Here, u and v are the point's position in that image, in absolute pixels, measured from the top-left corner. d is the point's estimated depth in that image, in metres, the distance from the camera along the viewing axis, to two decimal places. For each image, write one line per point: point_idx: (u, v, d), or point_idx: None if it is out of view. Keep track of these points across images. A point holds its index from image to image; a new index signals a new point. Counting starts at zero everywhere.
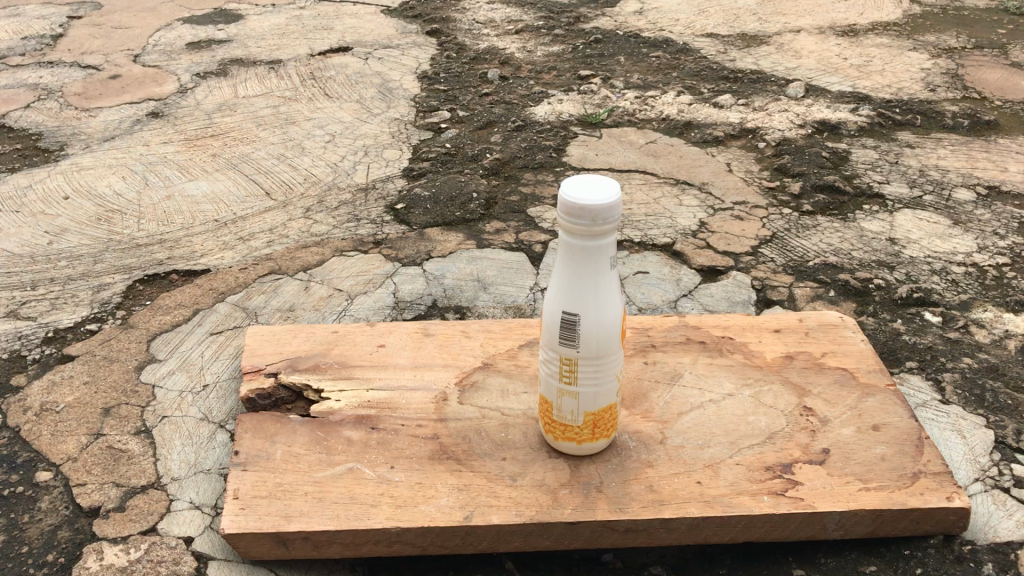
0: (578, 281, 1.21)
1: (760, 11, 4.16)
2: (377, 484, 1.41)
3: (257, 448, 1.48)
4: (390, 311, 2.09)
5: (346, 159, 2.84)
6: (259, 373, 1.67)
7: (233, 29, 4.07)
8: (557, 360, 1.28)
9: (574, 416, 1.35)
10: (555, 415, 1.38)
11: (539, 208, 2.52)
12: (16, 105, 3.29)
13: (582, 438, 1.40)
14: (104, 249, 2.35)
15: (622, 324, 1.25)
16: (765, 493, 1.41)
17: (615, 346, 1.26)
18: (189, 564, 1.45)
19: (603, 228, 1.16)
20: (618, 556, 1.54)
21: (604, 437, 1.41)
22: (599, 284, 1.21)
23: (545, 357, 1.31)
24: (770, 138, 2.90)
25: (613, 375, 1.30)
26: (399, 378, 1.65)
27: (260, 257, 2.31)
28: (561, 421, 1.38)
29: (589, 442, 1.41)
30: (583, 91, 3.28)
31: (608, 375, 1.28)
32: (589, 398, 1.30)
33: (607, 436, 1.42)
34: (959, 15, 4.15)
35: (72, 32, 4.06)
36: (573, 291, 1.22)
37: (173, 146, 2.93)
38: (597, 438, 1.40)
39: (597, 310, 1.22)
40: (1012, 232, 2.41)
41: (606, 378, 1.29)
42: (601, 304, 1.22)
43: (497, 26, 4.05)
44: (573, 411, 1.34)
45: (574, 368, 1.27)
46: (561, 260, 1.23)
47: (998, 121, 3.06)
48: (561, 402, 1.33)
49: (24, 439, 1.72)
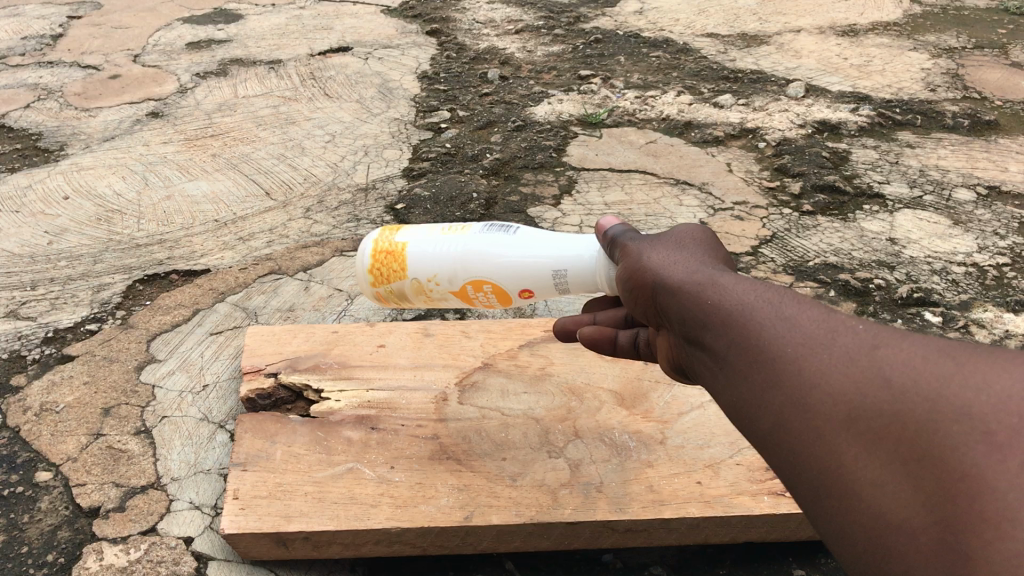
0: (541, 240, 1.42)
1: (760, 11, 4.15)
2: (377, 484, 1.41)
3: (257, 448, 1.47)
4: (391, 312, 2.09)
5: (346, 159, 2.84)
6: (259, 373, 1.65)
7: (234, 29, 4.06)
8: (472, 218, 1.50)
9: (404, 241, 1.48)
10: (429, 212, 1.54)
11: (539, 209, 2.52)
12: (16, 105, 3.28)
13: (370, 272, 1.50)
14: (103, 249, 2.34)
15: (479, 285, 1.46)
16: (765, 493, 1.42)
17: (464, 276, 1.46)
18: (189, 564, 1.46)
19: (595, 268, 1.36)
20: (618, 556, 1.54)
21: (375, 297, 1.54)
22: (530, 263, 1.41)
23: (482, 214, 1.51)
24: (770, 138, 2.90)
25: (440, 286, 1.48)
26: (399, 378, 1.64)
27: (260, 257, 2.30)
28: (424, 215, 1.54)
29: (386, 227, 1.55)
30: (583, 91, 3.28)
31: (444, 274, 1.46)
32: (425, 256, 1.46)
33: (377, 301, 1.56)
34: (959, 15, 4.15)
35: (71, 32, 4.05)
36: (527, 236, 1.43)
37: (173, 146, 2.93)
38: (371, 287, 1.52)
39: (506, 255, 1.42)
40: (1012, 231, 2.42)
41: (440, 270, 1.46)
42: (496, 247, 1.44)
43: (496, 26, 4.03)
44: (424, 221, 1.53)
45: (454, 236, 1.47)
46: (561, 233, 1.43)
47: (999, 121, 3.07)
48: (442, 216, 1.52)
49: (24, 439, 1.72)
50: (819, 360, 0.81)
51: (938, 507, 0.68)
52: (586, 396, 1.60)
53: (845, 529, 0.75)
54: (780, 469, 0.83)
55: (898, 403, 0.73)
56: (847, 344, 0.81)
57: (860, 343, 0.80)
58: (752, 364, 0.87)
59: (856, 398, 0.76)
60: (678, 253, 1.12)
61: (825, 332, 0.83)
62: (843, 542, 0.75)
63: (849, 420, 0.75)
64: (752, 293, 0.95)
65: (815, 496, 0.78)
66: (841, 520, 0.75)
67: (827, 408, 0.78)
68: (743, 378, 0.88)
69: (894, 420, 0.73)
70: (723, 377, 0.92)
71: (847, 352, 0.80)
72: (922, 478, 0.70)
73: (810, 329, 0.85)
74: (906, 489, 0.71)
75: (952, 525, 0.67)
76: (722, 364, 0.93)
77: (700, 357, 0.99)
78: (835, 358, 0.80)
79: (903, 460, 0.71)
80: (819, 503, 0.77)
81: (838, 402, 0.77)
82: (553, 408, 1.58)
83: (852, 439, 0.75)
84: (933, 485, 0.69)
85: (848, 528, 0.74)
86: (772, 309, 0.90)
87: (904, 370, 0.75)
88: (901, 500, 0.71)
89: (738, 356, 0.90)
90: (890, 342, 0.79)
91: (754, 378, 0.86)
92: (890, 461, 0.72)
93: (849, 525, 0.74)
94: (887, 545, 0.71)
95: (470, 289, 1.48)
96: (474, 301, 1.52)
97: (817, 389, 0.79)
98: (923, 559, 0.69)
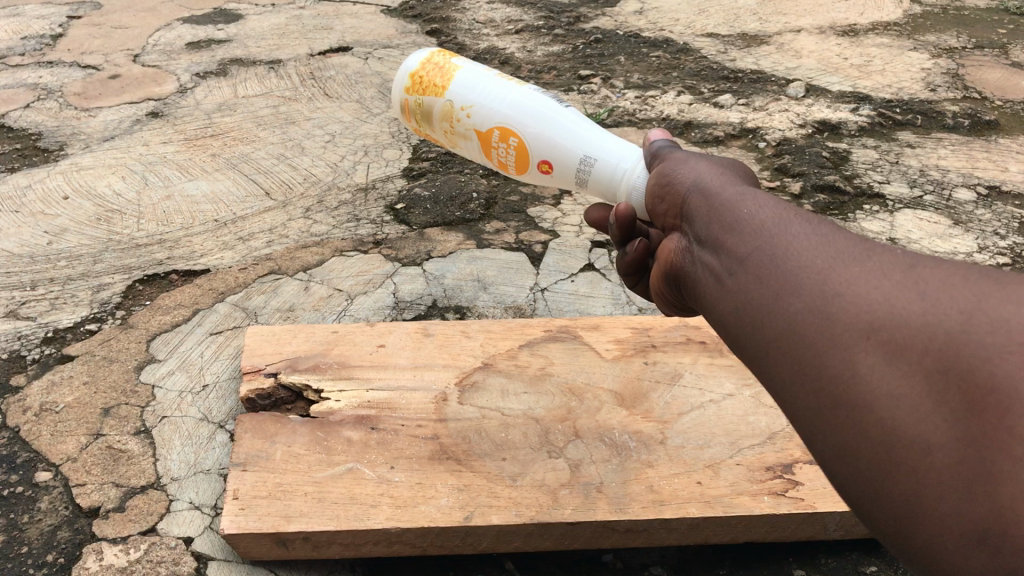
0: (591, 127, 1.38)
1: (760, 11, 4.14)
2: (377, 484, 1.41)
3: (256, 448, 1.47)
4: (391, 312, 2.10)
5: (346, 159, 2.83)
6: (259, 373, 1.65)
7: (233, 29, 4.06)
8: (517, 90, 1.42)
9: (460, 64, 1.47)
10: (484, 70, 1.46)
11: (539, 209, 2.52)
12: (15, 105, 3.28)
13: (413, 76, 1.50)
14: (103, 249, 2.34)
15: (505, 135, 1.42)
16: (765, 493, 1.42)
17: (495, 119, 1.41)
18: (189, 564, 1.46)
19: (622, 176, 1.31)
20: (618, 556, 1.54)
21: (404, 105, 1.54)
22: (568, 137, 1.36)
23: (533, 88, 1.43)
24: (770, 138, 2.89)
25: (468, 117, 1.44)
26: (399, 378, 1.64)
27: (260, 257, 2.30)
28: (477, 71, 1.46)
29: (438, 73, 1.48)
30: (583, 91, 3.27)
31: (479, 107, 1.43)
32: (472, 83, 1.44)
33: (402, 113, 1.55)
34: (959, 15, 4.14)
35: (71, 32, 4.05)
36: (581, 118, 1.39)
37: (173, 146, 2.92)
38: (406, 93, 1.52)
39: (549, 121, 1.38)
40: (1012, 232, 2.43)
41: (479, 101, 1.43)
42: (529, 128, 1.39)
43: (496, 25, 4.03)
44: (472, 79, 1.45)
45: (511, 84, 1.43)
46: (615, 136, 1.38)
47: (999, 121, 3.07)
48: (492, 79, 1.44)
49: (24, 439, 1.72)
50: (844, 270, 0.73)
51: (963, 423, 0.62)
52: (586, 396, 1.60)
53: (850, 447, 0.68)
54: (782, 381, 0.75)
55: (930, 314, 0.66)
56: (880, 259, 0.72)
57: (895, 259, 0.72)
58: (767, 276, 0.79)
59: (882, 307, 0.68)
60: (705, 182, 1.05)
61: (859, 248, 0.75)
62: (847, 461, 0.69)
63: (871, 329, 0.68)
64: (777, 210, 0.86)
65: (819, 413, 0.70)
66: (848, 437, 0.68)
67: (847, 317, 0.69)
68: (754, 287, 0.80)
69: (922, 330, 0.65)
70: (730, 292, 0.85)
71: (879, 264, 0.72)
72: (947, 394, 0.63)
73: (841, 243, 0.77)
74: (927, 404, 0.64)
75: (978, 442, 0.61)
76: (731, 276, 0.85)
77: (709, 271, 0.91)
78: (863, 270, 0.72)
79: (928, 373, 0.64)
80: (822, 418, 0.70)
81: (861, 311, 0.69)
82: (553, 407, 1.57)
83: (872, 349, 0.67)
84: (960, 401, 0.62)
85: (854, 445, 0.68)
86: (797, 225, 0.82)
87: (941, 284, 0.67)
88: (921, 416, 0.64)
89: (753, 267, 0.82)
90: (925, 259, 0.71)
91: (768, 290, 0.78)
92: (913, 373, 0.65)
93: (856, 442, 0.67)
94: (896, 465, 0.65)
95: (494, 135, 1.43)
96: (492, 154, 1.47)
97: (841, 296, 0.71)
98: (937, 479, 0.63)
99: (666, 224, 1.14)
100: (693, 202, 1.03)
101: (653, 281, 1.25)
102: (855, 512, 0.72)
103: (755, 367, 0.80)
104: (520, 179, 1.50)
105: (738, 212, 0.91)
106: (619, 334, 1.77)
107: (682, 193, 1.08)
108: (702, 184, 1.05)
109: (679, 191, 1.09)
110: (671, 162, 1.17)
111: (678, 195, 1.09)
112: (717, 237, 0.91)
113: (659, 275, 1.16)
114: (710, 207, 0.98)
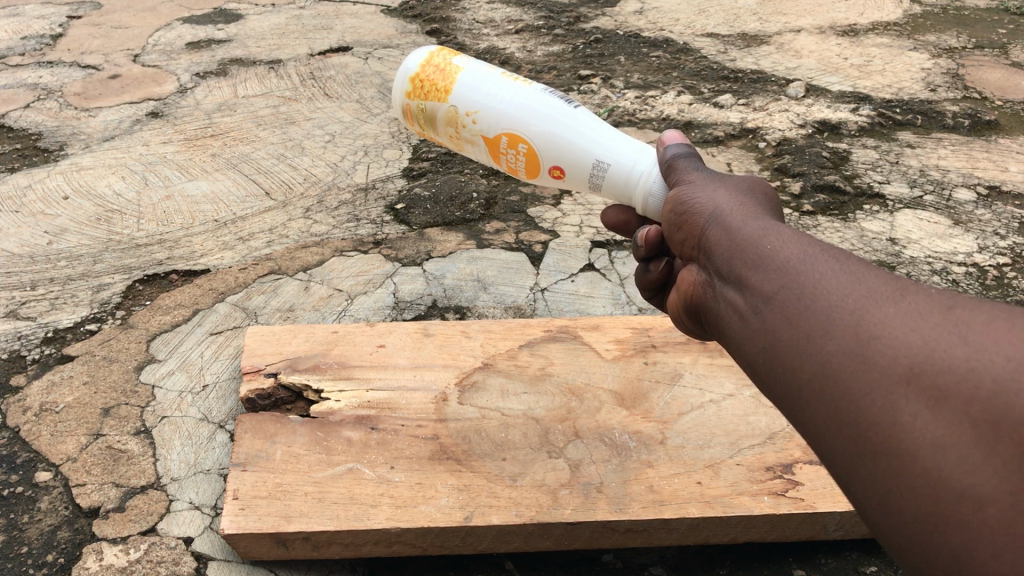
0: (601, 128, 1.37)
1: (759, 10, 4.13)
2: (377, 484, 1.41)
3: (256, 448, 1.47)
4: (390, 312, 2.10)
5: (346, 159, 2.83)
6: (259, 373, 1.65)
7: (233, 29, 4.05)
8: (524, 90, 1.41)
9: (461, 65, 1.46)
10: (488, 69, 1.44)
11: (539, 209, 2.53)
12: (15, 105, 3.28)
13: (413, 79, 1.49)
14: (103, 249, 2.34)
15: (514, 142, 1.41)
16: (765, 493, 1.42)
17: (502, 126, 1.41)
18: (189, 564, 1.46)
19: (637, 181, 1.31)
20: (619, 556, 1.54)
21: (404, 109, 1.52)
22: (580, 142, 1.36)
23: (539, 87, 1.42)
24: (770, 138, 2.89)
25: (475, 123, 1.44)
26: (399, 378, 1.64)
27: (260, 257, 2.30)
28: (479, 69, 1.44)
29: (438, 75, 1.46)
30: (583, 92, 3.27)
31: (485, 112, 1.42)
32: (475, 86, 1.43)
33: (404, 116, 1.54)
34: (959, 15, 4.14)
35: (72, 32, 4.05)
36: (590, 119, 1.38)
37: (173, 146, 2.92)
38: (406, 97, 1.51)
39: (559, 125, 1.37)
40: (1013, 231, 2.43)
41: (485, 107, 1.42)
42: (538, 131, 1.38)
43: (496, 26, 4.02)
44: (473, 78, 1.43)
45: (516, 86, 1.42)
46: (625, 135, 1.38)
47: (999, 121, 3.06)
48: (497, 78, 1.43)
49: (24, 439, 1.72)
50: (878, 312, 0.73)
51: (1017, 476, 0.61)
52: (586, 396, 1.60)
53: (893, 494, 0.68)
54: (817, 423, 0.75)
55: (974, 361, 0.65)
56: (915, 300, 0.72)
57: (933, 301, 0.72)
58: (797, 319, 0.79)
59: (920, 352, 0.68)
60: (728, 210, 1.04)
61: (892, 287, 0.75)
62: (890, 508, 0.68)
63: (911, 375, 0.68)
64: (806, 246, 0.86)
65: (858, 459, 0.70)
66: (889, 484, 0.68)
67: (885, 361, 0.70)
68: (785, 329, 0.80)
69: (966, 377, 0.65)
70: (756, 333, 0.85)
71: (915, 306, 0.72)
72: (998, 444, 0.62)
73: (874, 283, 0.76)
74: (976, 455, 0.63)
75: None
76: (759, 316, 0.85)
77: (736, 309, 0.91)
78: (898, 313, 0.72)
79: (974, 422, 0.64)
80: (861, 465, 0.70)
81: (900, 354, 0.69)
82: (553, 407, 1.57)
83: (913, 396, 0.67)
84: (1011, 452, 0.61)
85: (896, 493, 0.67)
86: (826, 262, 0.82)
87: (983, 327, 0.67)
88: (969, 467, 0.63)
89: (781, 307, 0.82)
90: (962, 301, 0.71)
91: (798, 335, 0.78)
92: (958, 421, 0.64)
93: (899, 490, 0.67)
94: (944, 517, 0.64)
95: (502, 142, 1.43)
96: (502, 159, 1.46)
97: (876, 340, 0.71)
98: (990, 535, 0.62)
99: (683, 253, 1.13)
100: (711, 234, 1.02)
101: (670, 305, 1.22)
102: (899, 563, 0.71)
103: (787, 409, 0.80)
104: (529, 182, 1.50)
105: (762, 247, 0.90)
106: (619, 335, 1.77)
107: (700, 223, 1.07)
108: (722, 214, 1.04)
109: (696, 221, 1.08)
110: (687, 187, 1.15)
111: (696, 225, 1.08)
112: (740, 272, 0.91)
113: (678, 303, 1.16)
114: (731, 241, 0.97)
